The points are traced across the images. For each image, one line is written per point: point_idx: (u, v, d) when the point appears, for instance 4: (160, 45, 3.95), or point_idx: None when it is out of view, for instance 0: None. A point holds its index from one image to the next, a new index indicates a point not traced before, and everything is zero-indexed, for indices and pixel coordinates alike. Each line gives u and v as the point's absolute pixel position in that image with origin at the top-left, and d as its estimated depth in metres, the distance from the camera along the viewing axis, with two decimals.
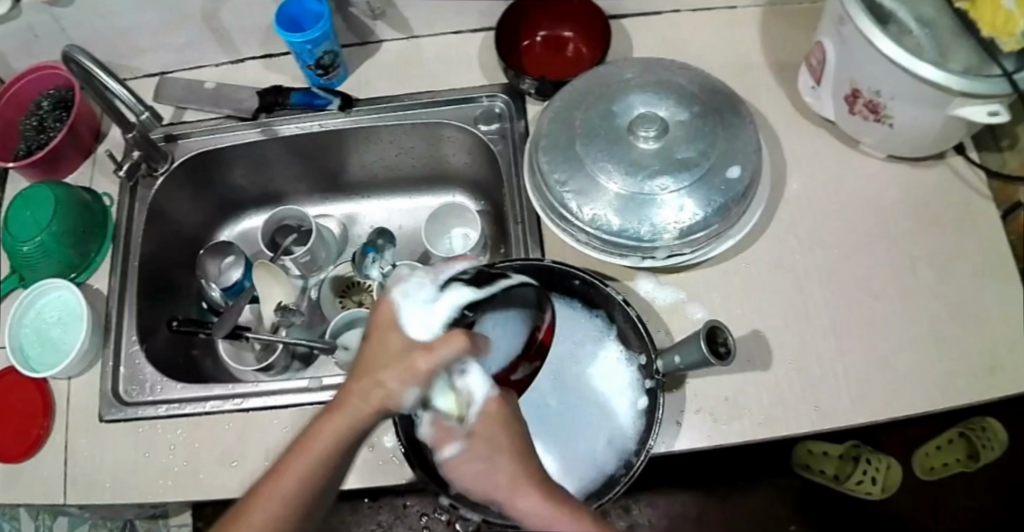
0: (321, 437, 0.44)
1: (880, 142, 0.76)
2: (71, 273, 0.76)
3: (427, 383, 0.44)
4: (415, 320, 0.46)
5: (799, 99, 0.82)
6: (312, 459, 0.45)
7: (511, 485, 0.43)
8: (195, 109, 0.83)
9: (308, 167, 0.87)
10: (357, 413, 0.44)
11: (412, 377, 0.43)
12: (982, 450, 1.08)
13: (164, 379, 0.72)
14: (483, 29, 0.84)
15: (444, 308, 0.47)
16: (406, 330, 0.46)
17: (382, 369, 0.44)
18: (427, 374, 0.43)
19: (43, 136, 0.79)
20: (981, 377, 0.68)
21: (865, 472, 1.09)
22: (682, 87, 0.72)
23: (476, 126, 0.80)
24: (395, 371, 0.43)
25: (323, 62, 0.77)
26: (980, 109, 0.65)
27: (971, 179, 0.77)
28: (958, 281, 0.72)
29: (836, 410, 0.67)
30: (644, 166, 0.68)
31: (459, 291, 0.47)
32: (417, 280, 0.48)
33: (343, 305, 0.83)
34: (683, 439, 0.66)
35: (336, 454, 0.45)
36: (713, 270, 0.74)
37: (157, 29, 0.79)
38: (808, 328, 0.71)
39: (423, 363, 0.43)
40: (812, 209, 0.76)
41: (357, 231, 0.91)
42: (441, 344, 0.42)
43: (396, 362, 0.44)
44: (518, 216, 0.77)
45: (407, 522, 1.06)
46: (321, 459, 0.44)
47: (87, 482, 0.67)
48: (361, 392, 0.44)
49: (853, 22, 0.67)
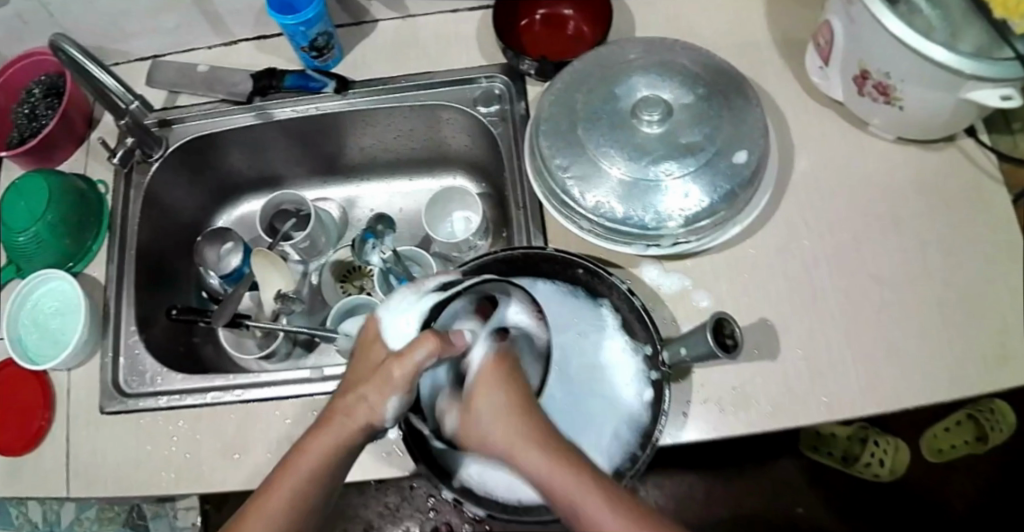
0: (308, 454, 0.47)
1: (889, 124, 0.74)
2: (68, 263, 0.75)
3: (407, 391, 0.46)
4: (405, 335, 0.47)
5: (807, 81, 0.80)
6: (300, 474, 0.47)
7: (509, 448, 0.47)
8: (189, 93, 0.81)
9: (305, 150, 0.86)
10: (342, 429, 0.47)
11: (389, 388, 0.46)
12: (991, 432, 1.08)
13: (164, 370, 0.72)
14: (481, 8, 0.81)
15: (417, 312, 0.48)
16: (388, 344, 0.47)
17: (351, 398, 0.47)
18: (402, 384, 0.45)
19: (34, 123, 0.78)
20: (989, 365, 0.67)
21: (872, 454, 1.11)
22: (686, 69, 0.70)
23: (475, 108, 0.78)
24: (374, 386, 0.46)
25: (317, 44, 0.75)
26: (992, 94, 0.63)
27: (981, 161, 0.76)
28: (967, 267, 0.71)
29: (842, 400, 0.67)
30: (648, 151, 0.66)
31: (426, 301, 0.48)
32: (400, 294, 0.49)
33: (343, 290, 0.82)
34: (689, 429, 0.66)
35: (331, 461, 0.48)
36: (718, 257, 0.73)
37: (147, 12, 0.77)
38: (814, 316, 0.70)
39: (396, 373, 0.45)
40: (819, 195, 0.75)
41: (357, 215, 0.90)
42: (412, 349, 0.44)
43: (374, 377, 0.46)
44: (519, 201, 0.75)
45: (414, 503, 1.08)
46: (316, 470, 0.47)
47: (92, 473, 0.67)
48: (345, 409, 0.47)
49: (864, 4, 0.65)
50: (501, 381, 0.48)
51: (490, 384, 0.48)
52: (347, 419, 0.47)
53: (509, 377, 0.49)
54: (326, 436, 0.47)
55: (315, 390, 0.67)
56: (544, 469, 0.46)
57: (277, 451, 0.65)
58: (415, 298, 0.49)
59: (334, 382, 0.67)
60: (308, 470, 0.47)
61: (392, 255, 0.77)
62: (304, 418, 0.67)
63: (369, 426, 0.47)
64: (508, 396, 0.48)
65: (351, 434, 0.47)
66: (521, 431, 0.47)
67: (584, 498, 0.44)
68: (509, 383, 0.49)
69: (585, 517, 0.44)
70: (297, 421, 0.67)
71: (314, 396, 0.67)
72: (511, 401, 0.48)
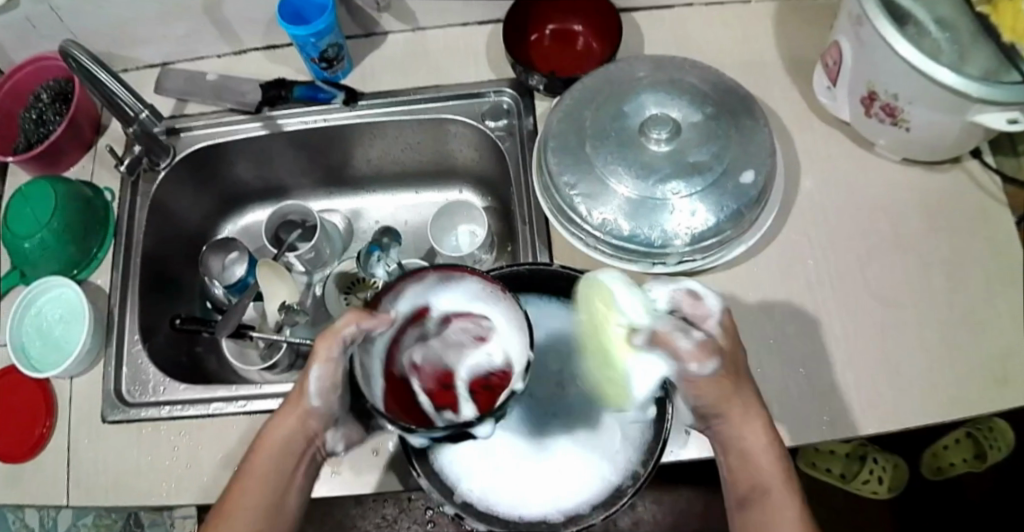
0: (263, 450, 0.53)
1: (895, 145, 0.75)
2: (73, 270, 0.75)
3: (332, 368, 0.50)
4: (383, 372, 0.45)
5: (814, 100, 0.80)
6: (254, 481, 0.52)
7: (720, 406, 0.54)
8: (198, 101, 0.81)
9: (311, 161, 0.86)
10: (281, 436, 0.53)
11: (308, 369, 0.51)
12: (989, 450, 1.09)
13: (167, 380, 0.71)
14: (490, 22, 0.81)
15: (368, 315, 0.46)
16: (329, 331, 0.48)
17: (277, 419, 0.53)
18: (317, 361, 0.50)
19: (43, 129, 0.78)
20: (995, 388, 0.67)
21: (871, 472, 1.11)
22: (695, 88, 0.71)
23: (483, 122, 0.77)
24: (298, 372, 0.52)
25: (328, 55, 0.75)
26: (999, 117, 0.63)
27: (987, 184, 0.76)
28: (972, 289, 0.71)
29: (846, 420, 0.66)
30: (656, 169, 0.66)
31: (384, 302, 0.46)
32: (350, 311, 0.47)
33: (348, 303, 0.79)
34: (689, 447, 0.67)
35: (281, 458, 0.53)
36: (724, 275, 0.73)
37: (157, 19, 0.77)
38: (819, 336, 0.70)
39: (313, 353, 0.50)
40: (825, 214, 0.75)
41: (362, 226, 0.89)
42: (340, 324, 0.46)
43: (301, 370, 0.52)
44: (526, 216, 0.75)
45: (412, 515, 1.07)
46: (265, 471, 0.52)
47: (91, 481, 0.67)
48: (286, 409, 0.53)
49: (875, 26, 0.65)
50: (732, 334, 0.55)
51: (732, 328, 0.55)
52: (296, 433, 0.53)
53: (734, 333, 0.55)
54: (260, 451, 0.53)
55: None
56: (757, 441, 0.55)
57: None
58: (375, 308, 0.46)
59: None
60: (259, 470, 0.52)
61: (398, 268, 0.77)
62: None
63: (306, 410, 0.52)
64: (729, 361, 0.54)
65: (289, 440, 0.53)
66: (741, 395, 0.54)
67: (767, 467, 0.54)
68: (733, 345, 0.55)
69: (769, 485, 0.54)
70: None
71: None
72: (737, 360, 0.54)
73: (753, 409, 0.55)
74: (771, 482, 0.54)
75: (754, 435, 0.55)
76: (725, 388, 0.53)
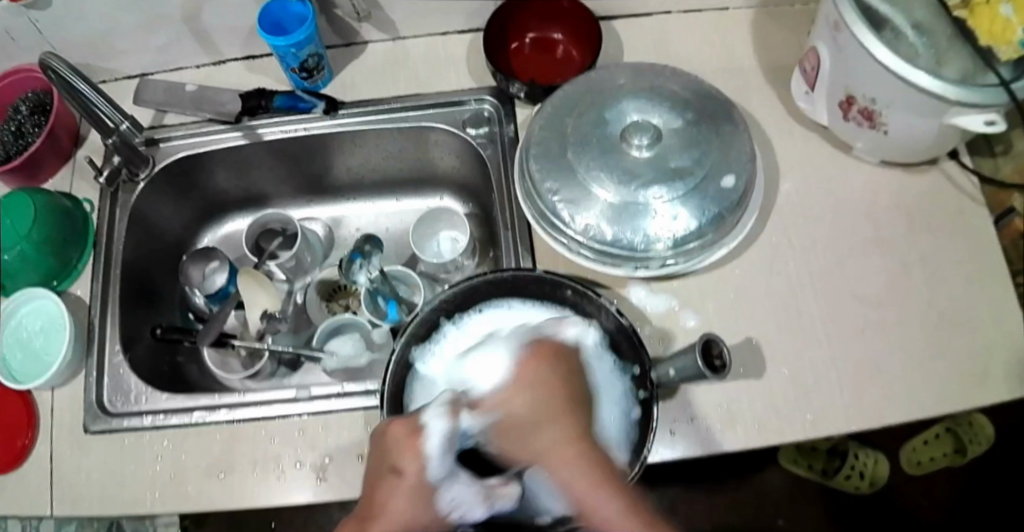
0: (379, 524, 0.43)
1: (871, 147, 0.75)
2: (53, 281, 0.74)
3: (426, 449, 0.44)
4: (449, 507, 0.44)
5: (792, 102, 0.81)
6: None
7: (559, 441, 0.46)
8: (178, 111, 0.80)
9: (293, 170, 0.86)
10: (400, 491, 0.44)
11: (408, 449, 0.44)
12: (969, 445, 1.12)
13: (149, 389, 0.72)
14: (471, 29, 0.82)
15: (482, 320, 0.65)
16: (405, 457, 0.44)
17: (399, 455, 0.44)
18: (405, 441, 0.45)
19: (20, 140, 0.77)
20: (974, 387, 0.68)
21: (852, 467, 1.13)
22: (674, 92, 0.71)
23: (464, 129, 0.78)
24: (406, 450, 0.44)
25: (307, 65, 0.75)
26: (978, 119, 0.64)
27: (964, 184, 0.77)
28: (951, 289, 0.72)
29: (830, 421, 0.67)
30: (637, 174, 0.66)
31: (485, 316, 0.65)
32: (499, 301, 0.66)
33: (330, 309, 0.83)
34: (676, 448, 0.66)
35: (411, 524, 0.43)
36: (705, 278, 0.73)
37: (138, 30, 0.77)
38: (800, 337, 0.70)
39: (399, 428, 0.46)
40: (804, 214, 0.76)
41: (343, 234, 0.90)
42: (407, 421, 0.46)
43: (406, 448, 0.44)
44: (508, 222, 0.76)
45: None
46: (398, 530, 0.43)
47: (72, 496, 0.66)
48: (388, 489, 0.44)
49: (849, 28, 0.66)
50: (552, 363, 0.49)
51: (541, 363, 0.49)
52: (401, 478, 0.44)
53: (561, 361, 0.50)
54: (398, 500, 0.43)
55: (300, 409, 0.67)
56: (581, 480, 0.45)
57: (262, 474, 0.65)
58: (466, 315, 0.66)
59: (321, 401, 0.67)
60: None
61: (379, 275, 0.78)
62: (291, 439, 0.66)
63: (422, 480, 0.44)
64: (545, 389, 0.47)
65: (413, 505, 0.43)
66: (562, 428, 0.46)
67: (602, 512, 0.44)
68: (549, 375, 0.48)
69: (601, 519, 0.44)
70: (282, 441, 0.66)
71: (301, 416, 0.67)
72: (552, 386, 0.48)
73: (568, 449, 0.46)
74: (613, 521, 0.44)
75: (569, 459, 0.46)
76: (533, 428, 0.46)
